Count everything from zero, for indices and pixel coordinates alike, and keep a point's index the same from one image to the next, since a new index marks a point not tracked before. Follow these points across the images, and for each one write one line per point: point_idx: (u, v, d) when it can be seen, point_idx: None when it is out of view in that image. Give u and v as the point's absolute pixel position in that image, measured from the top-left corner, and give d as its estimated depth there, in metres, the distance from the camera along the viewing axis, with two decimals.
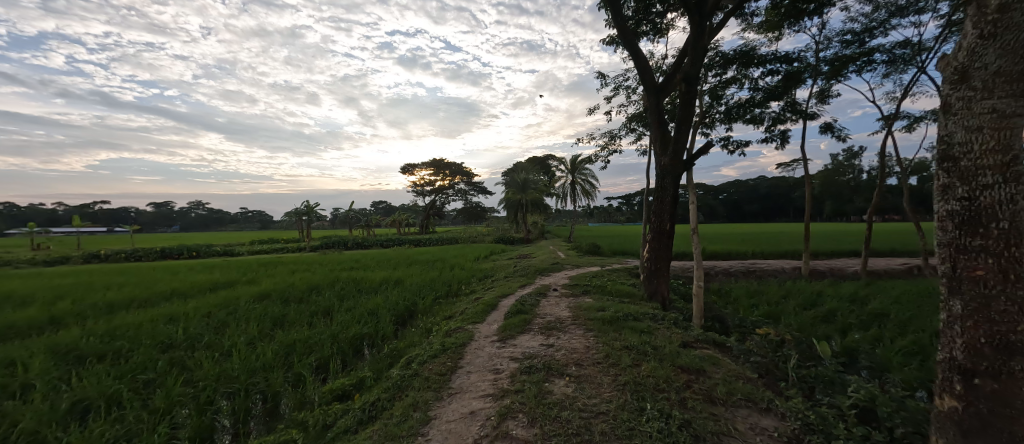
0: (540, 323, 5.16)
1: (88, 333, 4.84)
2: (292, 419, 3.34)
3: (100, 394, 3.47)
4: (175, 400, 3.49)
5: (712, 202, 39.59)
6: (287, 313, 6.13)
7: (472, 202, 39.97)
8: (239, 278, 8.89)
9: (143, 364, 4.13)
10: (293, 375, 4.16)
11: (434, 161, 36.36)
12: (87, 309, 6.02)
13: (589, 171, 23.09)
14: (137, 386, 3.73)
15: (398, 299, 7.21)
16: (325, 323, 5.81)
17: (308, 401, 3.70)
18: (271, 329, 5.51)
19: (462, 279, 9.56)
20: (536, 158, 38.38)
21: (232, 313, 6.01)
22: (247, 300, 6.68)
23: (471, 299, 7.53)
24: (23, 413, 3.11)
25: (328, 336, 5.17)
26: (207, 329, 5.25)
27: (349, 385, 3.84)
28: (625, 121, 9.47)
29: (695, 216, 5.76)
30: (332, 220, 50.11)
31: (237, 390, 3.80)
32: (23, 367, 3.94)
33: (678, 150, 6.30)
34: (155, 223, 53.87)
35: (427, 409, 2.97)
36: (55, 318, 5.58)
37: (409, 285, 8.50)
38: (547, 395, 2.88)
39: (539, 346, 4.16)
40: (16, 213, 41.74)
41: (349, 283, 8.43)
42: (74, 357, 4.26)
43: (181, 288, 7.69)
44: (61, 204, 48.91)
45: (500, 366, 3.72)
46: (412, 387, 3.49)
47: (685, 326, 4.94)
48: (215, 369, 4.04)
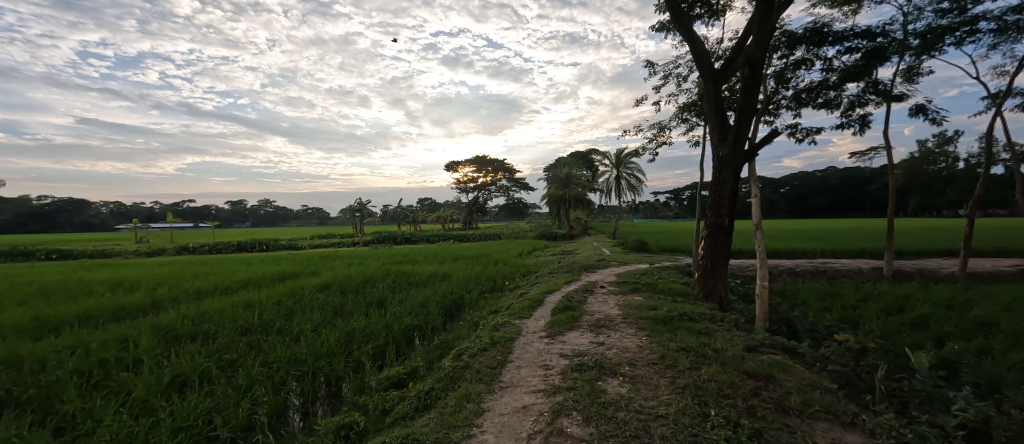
0: (589, 320, 5.06)
1: (182, 316, 5.48)
2: (354, 402, 3.55)
3: (194, 370, 3.93)
4: (254, 378, 3.85)
5: (773, 196, 36.56)
6: (346, 303, 6.55)
7: (514, 198, 40.24)
8: (303, 271, 9.64)
9: (227, 345, 4.60)
10: (353, 361, 4.43)
11: (477, 157, 36.95)
12: (181, 295, 6.83)
13: (635, 164, 22.24)
14: (223, 365, 4.16)
15: (445, 292, 7.43)
16: (380, 313, 6.13)
17: (367, 386, 3.92)
18: (332, 317, 5.91)
19: (506, 274, 9.66)
20: (578, 153, 37.74)
21: (298, 302, 6.53)
22: (310, 290, 7.22)
23: (516, 294, 7.57)
24: (136, 383, 3.59)
25: (383, 326, 5.45)
26: (278, 315, 5.74)
27: (404, 374, 4.01)
28: (676, 111, 8.98)
29: (758, 211, 5.33)
30: (383, 216, 52.95)
31: (306, 373, 4.12)
32: (134, 343, 4.56)
33: (738, 140, 5.85)
34: (231, 219, 59.93)
35: (480, 401, 3.03)
36: (156, 302, 6.39)
37: (456, 279, 8.72)
38: (601, 394, 2.81)
39: (588, 344, 4.08)
40: (124, 211, 48.54)
41: (400, 276, 8.84)
42: (172, 337, 4.85)
43: (255, 278, 8.49)
44: (158, 203, 56.04)
45: (550, 362, 3.70)
46: (463, 379, 3.57)
47: (747, 328, 4.60)
48: (287, 352, 4.41)
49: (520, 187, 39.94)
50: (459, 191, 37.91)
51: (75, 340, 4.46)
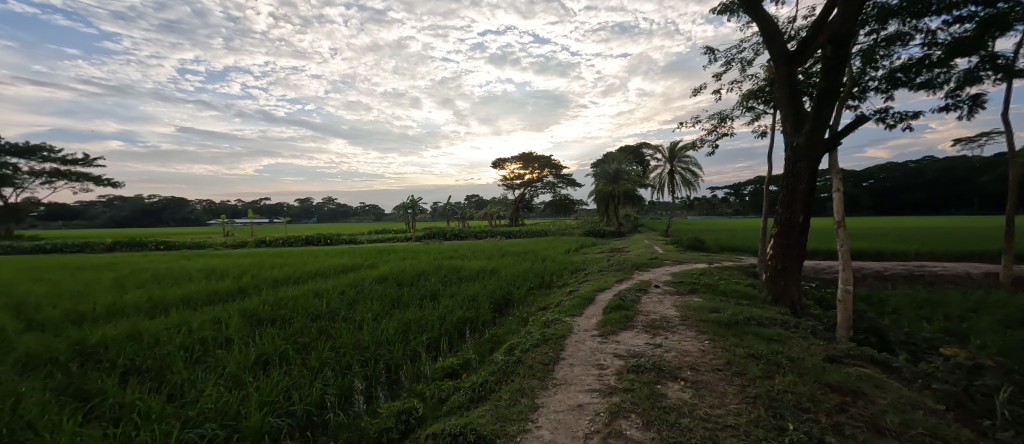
0: (644, 321, 4.87)
1: (263, 302, 6.12)
2: (413, 389, 3.72)
3: (274, 350, 4.35)
4: (325, 361, 4.18)
5: (853, 191, 32.63)
6: (402, 295, 6.90)
7: (560, 194, 39.84)
8: (363, 263, 10.32)
9: (301, 330, 5.05)
10: (410, 351, 4.65)
11: (524, 154, 37.04)
12: (261, 283, 7.61)
13: (690, 158, 20.98)
14: (298, 347, 4.57)
15: (494, 287, 7.55)
16: (433, 306, 6.38)
17: (423, 374, 4.10)
18: (390, 308, 6.25)
19: (554, 271, 9.59)
20: (628, 147, 36.38)
21: (360, 292, 7.00)
22: (370, 282, 7.70)
23: (565, 291, 7.48)
24: (228, 359, 4.06)
25: (437, 318, 5.66)
26: (343, 304, 6.20)
27: (458, 365, 4.13)
28: (740, 99, 8.31)
29: (840, 207, 4.77)
30: (433, 213, 55.07)
31: (368, 359, 4.40)
32: (226, 324, 5.15)
33: (817, 128, 5.27)
34: (300, 215, 65.71)
35: (534, 397, 3.04)
36: (242, 288, 7.19)
37: (504, 274, 8.82)
38: (661, 398, 2.68)
39: (644, 345, 3.93)
40: (214, 208, 55.11)
41: (451, 271, 9.13)
42: (256, 320, 5.43)
43: (322, 269, 9.24)
44: (240, 201, 62.86)
45: (604, 362, 3.61)
46: (516, 373, 3.60)
47: (827, 336, 4.15)
48: (352, 339, 4.74)
49: (566, 184, 39.41)
50: (505, 188, 38.30)
51: (181, 320, 5.15)
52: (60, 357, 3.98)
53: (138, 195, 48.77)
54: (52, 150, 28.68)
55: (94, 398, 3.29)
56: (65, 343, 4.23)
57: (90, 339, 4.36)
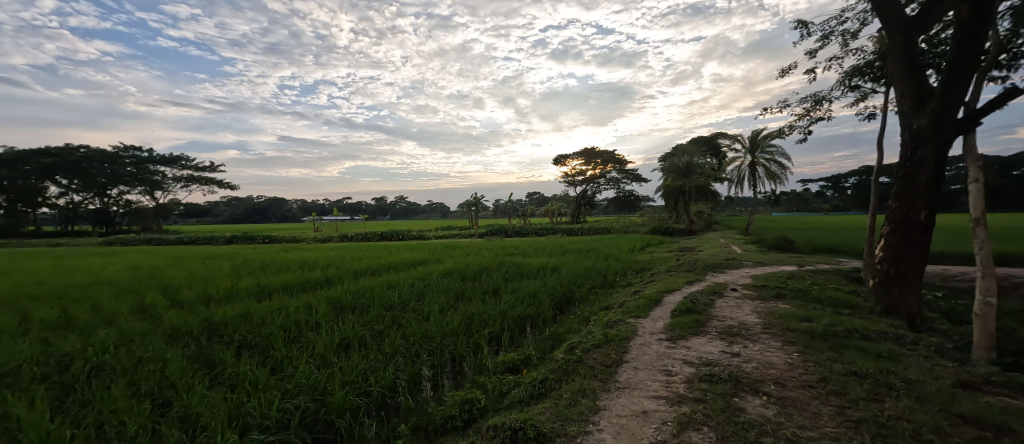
0: (718, 326, 4.48)
1: (345, 291, 6.80)
2: (475, 380, 3.85)
3: (354, 336, 4.80)
4: (397, 348, 4.51)
5: (997, 181, 26.63)
6: (465, 289, 7.18)
7: (625, 190, 38.28)
8: (430, 258, 10.94)
9: (376, 318, 5.50)
10: (473, 343, 4.83)
11: (586, 150, 36.22)
12: (343, 274, 8.45)
13: (776, 148, 18.81)
14: (373, 334, 4.99)
15: (555, 285, 7.50)
16: (495, 301, 6.54)
17: (485, 367, 4.22)
18: (455, 301, 6.54)
19: (617, 270, 9.25)
20: (701, 138, 33.70)
21: (427, 285, 7.44)
22: (436, 276, 8.13)
23: (629, 292, 7.17)
24: (317, 341, 4.56)
25: (498, 313, 5.79)
26: (412, 296, 6.64)
27: (518, 360, 4.18)
28: (840, 78, 7.21)
29: (979, 200, 3.92)
30: (495, 210, 56.51)
31: (435, 348, 4.65)
32: (315, 309, 5.82)
33: (949, 106, 4.37)
34: (376, 213, 71.64)
35: (596, 398, 2.96)
36: (328, 278, 8.07)
37: (565, 272, 8.73)
38: (739, 413, 2.44)
39: (718, 353, 3.61)
40: (306, 206, 62.48)
41: (512, 267, 9.28)
42: (339, 307, 6.05)
43: (394, 262, 9.99)
44: (327, 201, 70.37)
45: (672, 368, 3.39)
46: (577, 373, 3.54)
47: (958, 357, 3.44)
48: (420, 329, 5.04)
49: (631, 179, 37.70)
50: (567, 185, 37.85)
51: (280, 304, 5.92)
52: (193, 330, 4.82)
53: (248, 196, 57.04)
54: (188, 160, 34.76)
55: (217, 367, 3.93)
56: (197, 319, 5.11)
57: (214, 317, 5.21)
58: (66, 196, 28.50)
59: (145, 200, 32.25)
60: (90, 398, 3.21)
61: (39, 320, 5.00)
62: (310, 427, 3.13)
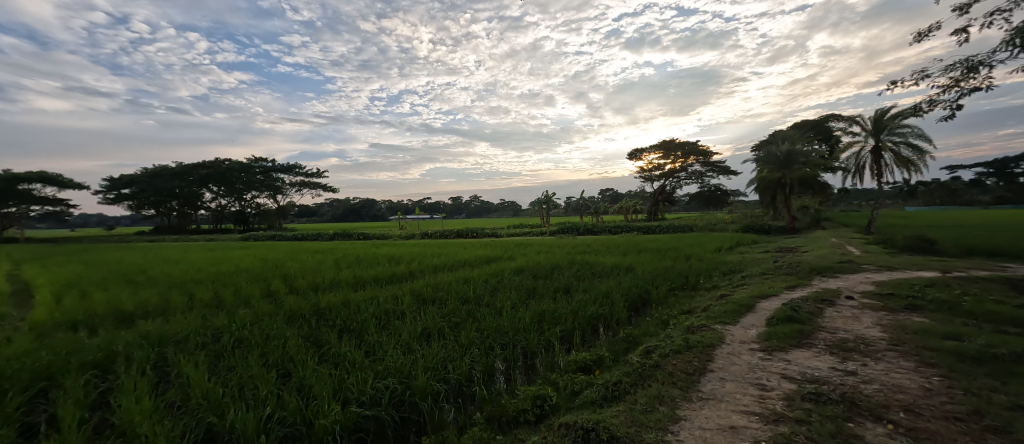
0: (827, 339, 3.87)
1: (426, 284, 7.34)
2: (548, 377, 3.88)
3: (434, 326, 5.16)
4: (472, 340, 4.74)
5: None
6: (537, 286, 7.24)
7: (710, 185, 35.00)
8: (502, 255, 11.26)
9: (453, 311, 5.84)
10: (545, 340, 4.86)
11: (665, 142, 33.88)
12: (424, 269, 9.12)
13: (910, 128, 15.57)
14: (451, 326, 5.31)
15: (630, 285, 7.18)
16: (567, 299, 6.49)
17: (557, 365, 4.22)
18: (527, 298, 6.64)
19: (700, 271, 8.52)
20: (806, 122, 29.29)
21: (500, 281, 7.67)
22: (509, 273, 8.33)
23: (715, 295, 6.56)
24: (402, 329, 5.00)
25: (570, 312, 5.74)
26: (486, 291, 6.91)
27: (591, 360, 4.10)
28: (1007, 36, 5.71)
29: None
30: (567, 208, 55.88)
31: (507, 343, 4.78)
32: (401, 299, 6.39)
33: None
34: (453, 212, 75.77)
35: (675, 407, 2.78)
36: (411, 272, 8.78)
37: (641, 272, 8.30)
38: (855, 441, 2.10)
39: (827, 370, 3.13)
40: (393, 206, 68.56)
41: (584, 265, 9.11)
42: (421, 299, 6.55)
43: (469, 259, 10.50)
44: (411, 201, 76.32)
45: (767, 382, 3.03)
46: (655, 379, 3.35)
47: None
48: (494, 323, 5.23)
49: (718, 172, 34.31)
50: (643, 180, 35.85)
51: (372, 294, 6.62)
52: (306, 314, 5.64)
53: (346, 198, 64.48)
54: (300, 167, 40.48)
55: (324, 346, 4.54)
56: (308, 305, 5.95)
57: (321, 304, 6.03)
58: (216, 200, 35.23)
59: (269, 203, 38.40)
60: (234, 364, 3.94)
61: (200, 299, 6.29)
62: (398, 406, 3.44)
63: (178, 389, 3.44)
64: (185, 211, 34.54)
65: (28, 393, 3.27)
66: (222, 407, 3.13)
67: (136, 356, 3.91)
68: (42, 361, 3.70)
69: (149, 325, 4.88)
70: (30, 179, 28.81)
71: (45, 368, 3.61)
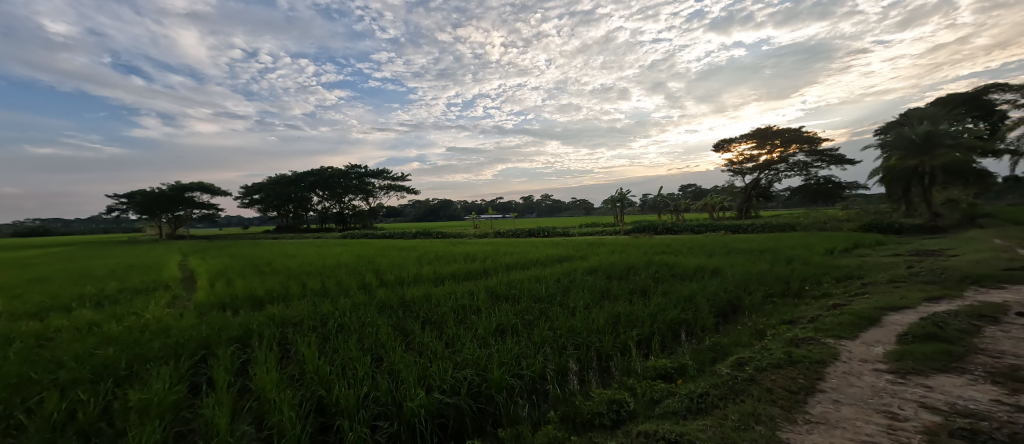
0: (988, 365, 3.10)
1: (500, 281, 7.57)
2: (624, 382, 3.73)
3: (508, 323, 5.30)
4: (546, 338, 4.75)
5: None
6: (611, 287, 7.00)
7: (817, 176, 30.31)
8: (575, 254, 11.11)
9: (526, 309, 5.94)
10: (621, 343, 4.69)
11: (759, 130, 30.22)
12: (498, 267, 9.39)
13: None
14: (525, 323, 5.40)
15: (716, 290, 6.55)
16: (644, 302, 6.16)
17: (634, 370, 4.04)
18: (600, 299, 6.46)
19: (805, 276, 7.42)
20: (954, 96, 23.72)
21: (573, 281, 7.58)
22: (581, 272, 8.18)
23: (825, 305, 5.67)
24: (478, 324, 5.22)
25: (648, 315, 5.45)
26: (558, 290, 6.89)
27: (672, 368, 3.84)
28: None
29: None
30: (643, 206, 53.08)
31: (581, 343, 4.71)
32: (476, 295, 6.67)
33: None
34: (524, 211, 76.86)
35: (774, 427, 2.48)
36: (486, 269, 9.11)
37: (730, 275, 7.51)
38: None
39: (990, 404, 2.50)
40: (468, 206, 71.89)
41: (663, 266, 8.56)
42: (495, 295, 6.77)
43: (541, 258, 10.57)
44: (484, 201, 79.22)
45: (901, 411, 2.53)
46: (749, 395, 3.02)
47: None
48: (566, 323, 5.19)
49: (828, 161, 29.53)
50: (732, 174, 32.42)
51: (451, 289, 7.03)
52: (393, 305, 6.20)
53: (426, 199, 69.33)
54: (387, 172, 44.61)
55: (410, 335, 4.95)
56: (395, 297, 6.54)
57: (407, 296, 6.59)
58: (321, 203, 40.55)
59: (363, 204, 43.01)
60: (337, 346, 4.50)
61: (311, 289, 7.30)
62: (475, 396, 3.60)
63: (296, 364, 4.05)
64: (298, 212, 40.36)
65: (194, 357, 4.13)
66: (329, 383, 3.60)
67: (266, 334, 4.68)
68: (203, 334, 4.64)
69: (275, 309, 5.81)
70: (194, 188, 36.27)
71: (205, 340, 4.52)
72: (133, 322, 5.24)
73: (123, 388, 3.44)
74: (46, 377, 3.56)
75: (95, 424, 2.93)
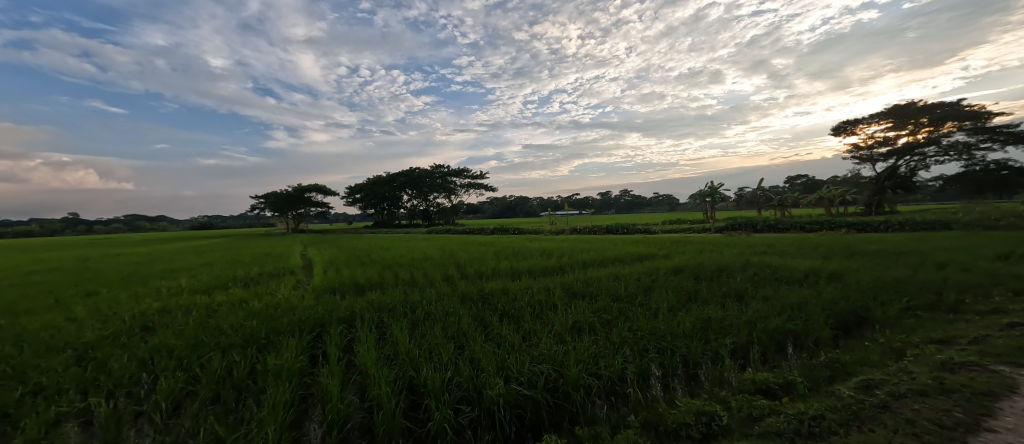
0: None
1: (576, 278, 7.45)
2: (715, 393, 3.40)
3: (584, 321, 5.21)
4: (625, 339, 4.56)
5: None
6: (699, 289, 6.43)
7: (985, 161, 23.88)
8: (657, 253, 10.44)
9: (604, 308, 5.76)
10: (711, 351, 4.29)
11: (896, 108, 25.06)
12: (574, 264, 9.26)
13: None
14: (602, 322, 5.25)
15: (834, 298, 5.59)
16: (739, 307, 5.53)
17: (728, 382, 3.66)
18: (687, 302, 5.98)
19: (966, 286, 5.92)
20: None
21: (655, 281, 7.14)
22: (664, 272, 7.66)
23: (997, 323, 4.46)
24: (555, 319, 5.22)
25: (744, 322, 4.88)
26: (638, 290, 6.55)
27: (775, 384, 3.39)
28: None
29: None
30: (738, 201, 47.59)
31: (665, 347, 4.41)
32: (552, 291, 6.68)
33: None
34: (602, 207, 74.54)
35: None
36: (561, 266, 9.05)
37: (854, 282, 6.34)
38: None
39: None
40: (544, 203, 72.19)
41: (763, 268, 7.58)
42: (571, 292, 6.70)
43: (620, 255, 10.14)
44: (561, 198, 78.70)
45: None
46: (880, 424, 2.53)
47: None
48: (648, 324, 4.91)
49: (1004, 141, 23.01)
50: (857, 161, 27.28)
51: (527, 285, 7.14)
52: (474, 297, 6.53)
53: (504, 196, 71.46)
54: (468, 171, 46.94)
55: (488, 327, 5.16)
56: (475, 289, 6.87)
57: (486, 289, 6.88)
58: (411, 201, 44.34)
59: (446, 202, 45.89)
60: (425, 332, 4.90)
61: (402, 279, 8.05)
62: (552, 391, 3.61)
63: (391, 345, 4.51)
64: (391, 210, 44.77)
65: (312, 333, 4.85)
66: (418, 364, 3.93)
67: (367, 317, 5.29)
68: (319, 314, 5.43)
69: (373, 295, 6.55)
70: (311, 190, 42.50)
71: (320, 319, 5.29)
72: (269, 301, 6.36)
73: (263, 353, 4.19)
74: (213, 340, 4.51)
75: (245, 381, 3.63)
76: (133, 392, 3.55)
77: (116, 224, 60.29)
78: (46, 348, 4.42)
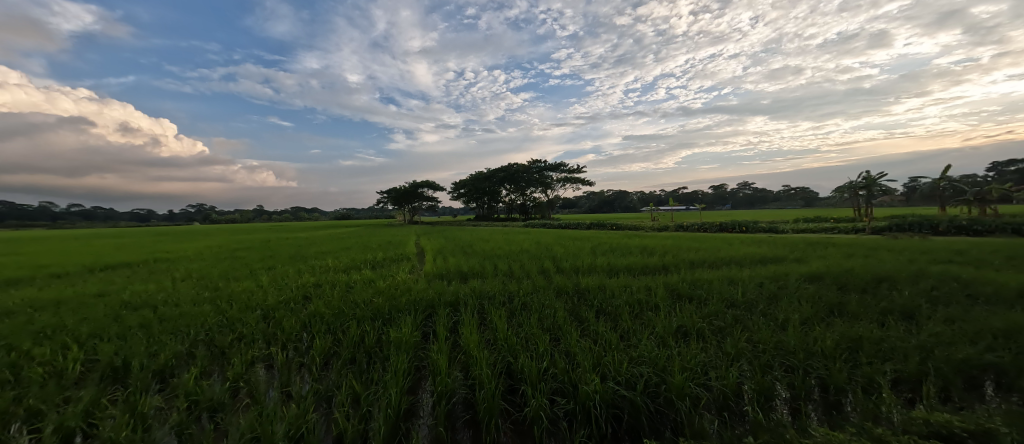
0: None
1: (684, 279, 6.82)
2: (867, 429, 2.78)
3: (692, 325, 4.74)
4: (742, 351, 4.01)
5: None
6: (846, 302, 5.28)
7: None
8: (787, 255, 8.88)
9: (716, 313, 5.16)
10: (862, 377, 3.52)
11: None
12: (680, 263, 8.49)
13: None
14: (714, 328, 4.72)
15: None
16: (907, 329, 4.38)
17: (886, 418, 2.96)
18: (827, 316, 4.98)
19: None
20: None
21: (783, 287, 6.11)
22: (795, 278, 6.51)
23: None
24: (657, 321, 4.88)
25: (913, 347, 3.86)
26: (761, 297, 5.69)
27: (962, 429, 2.62)
28: None
29: None
30: (908, 194, 37.56)
31: (796, 365, 3.77)
32: (654, 291, 6.24)
33: None
34: (715, 202, 66.66)
35: None
36: (664, 265, 8.40)
37: None
38: None
39: None
40: (645, 198, 67.83)
41: (947, 282, 5.85)
42: (676, 293, 6.15)
43: (738, 256, 8.93)
44: (665, 192, 72.76)
45: None
46: None
47: None
48: (772, 338, 4.25)
49: None
50: None
51: (626, 283, 6.81)
52: (569, 291, 6.50)
53: (601, 191, 69.32)
54: (565, 166, 46.73)
55: (583, 322, 5.10)
56: (571, 284, 6.85)
57: (581, 284, 6.80)
58: (509, 196, 46.20)
59: (542, 197, 46.41)
60: (521, 322, 5.08)
61: (502, 269, 8.47)
62: (652, 396, 3.41)
63: (491, 331, 4.80)
64: (491, 204, 47.25)
65: (425, 313, 5.44)
66: (516, 351, 4.11)
67: (469, 304, 5.71)
68: (429, 297, 6.05)
69: (476, 283, 7.04)
70: (423, 186, 47.45)
71: (431, 301, 5.90)
72: (392, 282, 7.35)
73: (386, 327, 4.86)
74: (350, 312, 5.41)
75: (374, 348, 4.29)
76: (298, 347, 4.48)
77: (286, 215, 76.13)
78: (245, 306, 5.87)
